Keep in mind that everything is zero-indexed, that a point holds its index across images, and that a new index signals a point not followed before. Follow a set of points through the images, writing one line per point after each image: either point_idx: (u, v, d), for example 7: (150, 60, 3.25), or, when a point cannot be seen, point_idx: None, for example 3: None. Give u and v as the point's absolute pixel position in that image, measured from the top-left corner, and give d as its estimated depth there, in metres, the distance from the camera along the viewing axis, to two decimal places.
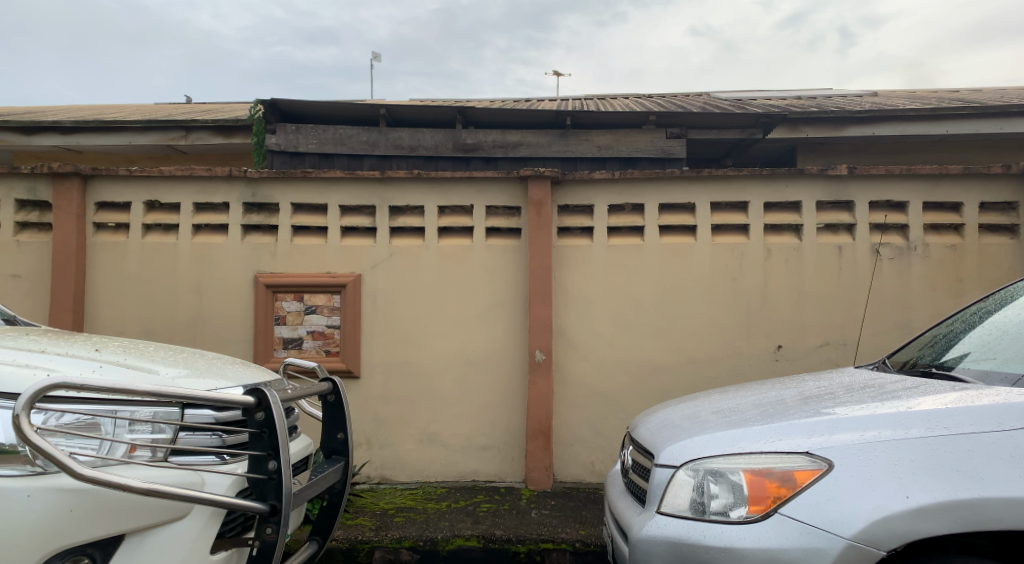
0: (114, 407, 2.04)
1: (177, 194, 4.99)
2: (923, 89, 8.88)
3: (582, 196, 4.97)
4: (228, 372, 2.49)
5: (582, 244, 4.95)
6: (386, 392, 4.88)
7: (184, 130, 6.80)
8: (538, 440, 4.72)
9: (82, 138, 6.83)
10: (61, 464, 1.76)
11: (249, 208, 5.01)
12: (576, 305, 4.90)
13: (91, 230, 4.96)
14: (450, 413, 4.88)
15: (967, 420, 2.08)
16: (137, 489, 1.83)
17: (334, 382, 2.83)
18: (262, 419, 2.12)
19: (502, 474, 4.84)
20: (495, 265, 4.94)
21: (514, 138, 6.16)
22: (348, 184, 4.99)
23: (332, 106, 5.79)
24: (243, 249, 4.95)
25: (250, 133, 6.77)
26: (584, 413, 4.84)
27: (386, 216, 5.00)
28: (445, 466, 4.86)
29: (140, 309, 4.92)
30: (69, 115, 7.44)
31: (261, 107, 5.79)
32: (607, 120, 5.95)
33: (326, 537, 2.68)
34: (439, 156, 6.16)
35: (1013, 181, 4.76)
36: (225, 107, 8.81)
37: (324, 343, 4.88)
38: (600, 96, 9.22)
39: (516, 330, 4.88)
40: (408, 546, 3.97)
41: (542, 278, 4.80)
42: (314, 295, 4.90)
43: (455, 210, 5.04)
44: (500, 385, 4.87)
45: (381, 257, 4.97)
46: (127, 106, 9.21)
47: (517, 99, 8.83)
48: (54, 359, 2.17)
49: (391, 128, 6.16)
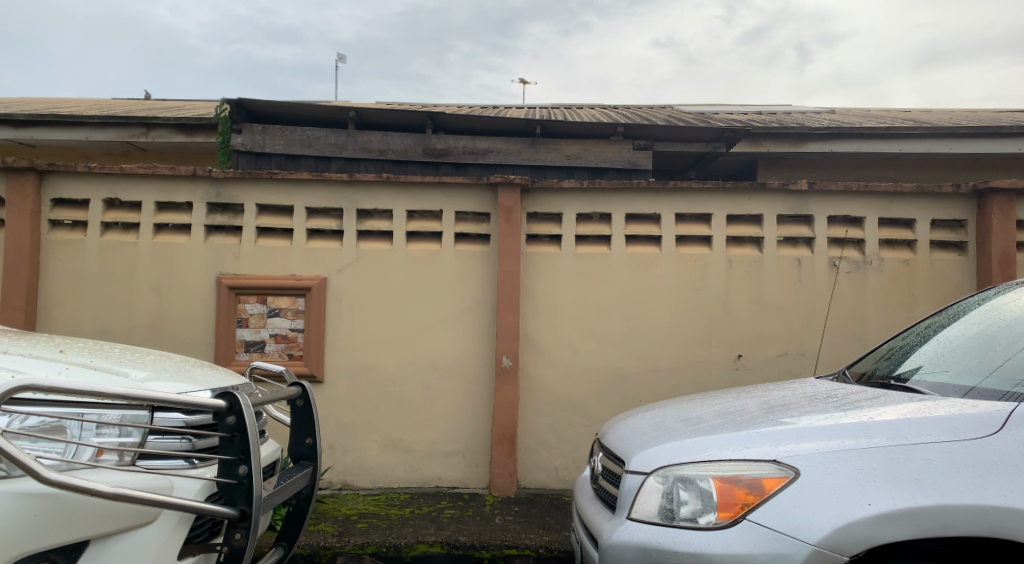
0: (82, 409, 1.99)
1: (138, 192, 4.88)
2: (878, 108, 9.19)
3: (550, 203, 5.02)
4: (197, 375, 2.45)
5: (550, 251, 4.99)
6: (351, 397, 4.84)
7: (145, 127, 6.65)
8: (502, 446, 4.74)
9: (37, 132, 6.63)
10: (27, 467, 1.71)
11: (212, 208, 4.93)
12: (543, 313, 4.94)
13: (46, 227, 4.82)
14: (415, 418, 4.86)
15: (926, 430, 2.17)
16: (105, 493, 1.79)
17: (303, 386, 2.81)
18: (233, 423, 2.09)
19: (466, 480, 4.84)
20: (462, 270, 4.95)
21: (484, 145, 6.18)
22: (315, 186, 4.95)
23: (300, 106, 5.74)
24: (206, 249, 4.86)
25: (214, 131, 6.66)
26: (549, 419, 4.88)
27: (353, 219, 4.97)
28: (408, 472, 4.84)
29: (97, 309, 4.80)
30: (22, 108, 7.21)
31: (227, 106, 5.71)
32: (576, 129, 6.02)
33: (293, 544, 2.65)
34: (408, 160, 6.15)
35: (963, 199, 4.95)
36: (187, 104, 8.65)
37: (288, 346, 4.82)
38: (567, 106, 9.32)
39: (482, 336, 4.90)
40: (371, 552, 3.94)
41: (510, 285, 4.83)
42: (278, 298, 4.84)
43: (423, 215, 5.04)
44: (466, 391, 4.87)
45: (348, 261, 4.93)
46: (85, 101, 8.98)
47: (486, 106, 8.89)
48: (17, 359, 2.11)
49: (360, 131, 6.13)
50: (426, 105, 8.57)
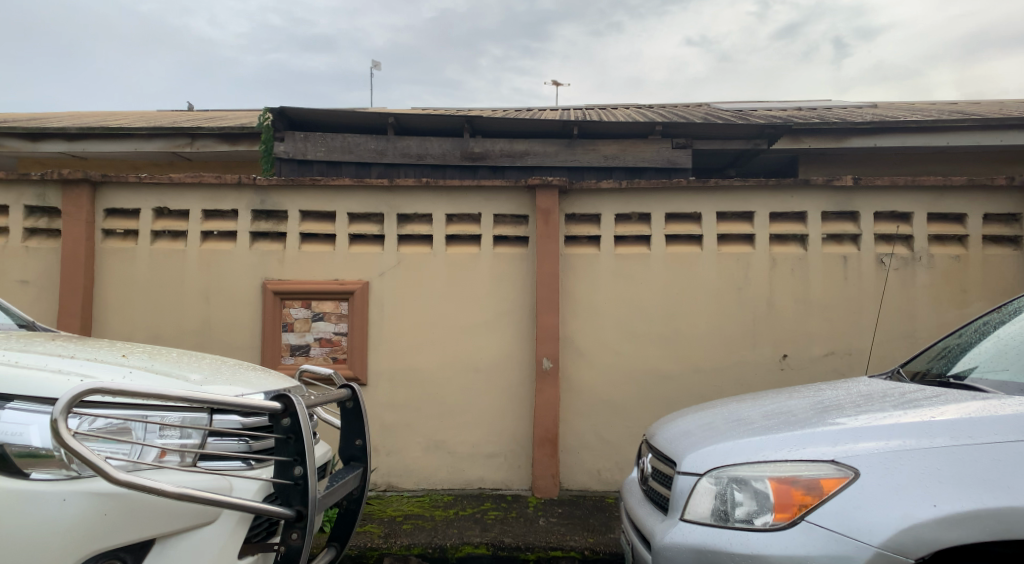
0: (146, 411, 2.06)
1: (186, 201, 5.00)
2: (923, 101, 8.97)
3: (589, 204, 5.00)
4: (251, 378, 2.51)
5: (589, 252, 4.98)
6: (393, 400, 4.89)
7: (191, 138, 6.82)
8: (544, 448, 4.74)
9: (88, 145, 6.84)
10: (97, 467, 1.77)
11: (257, 215, 5.03)
12: (584, 314, 4.93)
13: (99, 237, 4.96)
14: (457, 420, 4.89)
15: (992, 430, 2.11)
16: (170, 492, 1.84)
17: (352, 389, 2.85)
18: (288, 425, 2.13)
19: (509, 482, 4.84)
20: (502, 272, 4.96)
21: (522, 147, 6.19)
22: (356, 192, 5.01)
23: (340, 114, 5.83)
24: (251, 256, 4.96)
25: (256, 141, 6.80)
26: (591, 421, 4.86)
27: (393, 223, 5.02)
28: (451, 474, 4.87)
29: (148, 315, 4.93)
30: (73, 122, 7.44)
31: (270, 114, 5.83)
32: (614, 129, 6.00)
33: (344, 543, 2.68)
34: (447, 165, 6.20)
35: (1016, 193, 4.80)
36: (229, 114, 8.84)
37: (332, 349, 4.89)
38: (602, 106, 9.29)
39: (522, 338, 4.91)
40: (417, 553, 3.97)
41: (550, 286, 4.83)
42: (322, 302, 4.92)
43: (463, 219, 5.07)
44: (507, 393, 4.88)
45: (388, 265, 4.98)
46: (131, 113, 9.24)
47: (521, 109, 8.92)
48: (84, 364, 2.18)
49: (398, 136, 6.20)
50: (463, 109, 8.63)
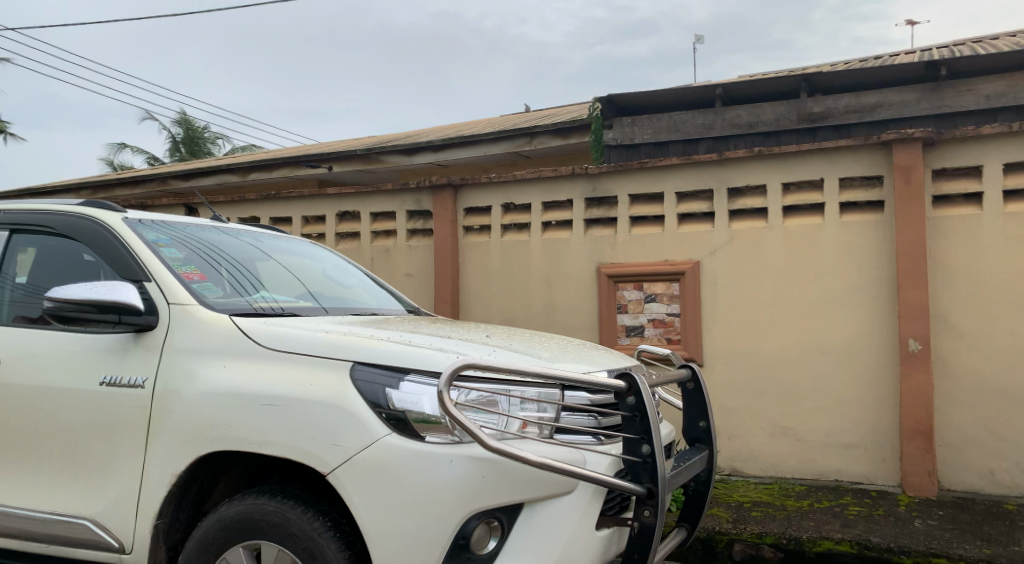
0: (509, 386, 2.26)
1: (528, 195, 5.43)
2: None
3: (965, 155, 4.20)
4: (595, 357, 2.61)
5: (968, 213, 4.18)
6: (734, 382, 4.71)
7: (530, 136, 7.40)
8: (916, 441, 4.13)
9: (449, 154, 7.85)
10: (474, 434, 2.00)
11: (590, 202, 5.24)
12: (964, 286, 4.16)
13: (461, 233, 5.66)
14: (806, 405, 4.52)
15: None
16: (533, 461, 2.00)
17: (692, 369, 2.80)
18: (634, 403, 2.17)
19: (872, 476, 4.34)
20: (854, 243, 4.44)
21: (872, 99, 5.45)
22: (685, 170, 4.92)
23: (666, 93, 5.79)
24: (587, 242, 5.20)
25: (587, 131, 7.11)
26: (979, 412, 4.10)
27: (725, 199, 4.82)
28: (802, 463, 4.51)
29: (502, 301, 5.48)
30: (437, 136, 8.62)
31: (600, 104, 6.04)
32: (996, 61, 4.95)
33: (694, 525, 2.65)
34: (782, 130, 5.74)
35: None
36: (561, 110, 9.40)
37: (665, 331, 4.89)
38: (975, 39, 7.77)
39: (882, 316, 4.34)
40: (770, 543, 3.75)
41: (916, 255, 4.18)
42: (654, 284, 4.95)
43: (803, 187, 4.65)
44: (866, 377, 4.37)
45: (721, 242, 4.80)
46: (481, 122, 10.38)
47: (867, 59, 7.90)
48: (458, 343, 2.48)
49: (727, 107, 5.94)
50: (797, 70, 7.95)
